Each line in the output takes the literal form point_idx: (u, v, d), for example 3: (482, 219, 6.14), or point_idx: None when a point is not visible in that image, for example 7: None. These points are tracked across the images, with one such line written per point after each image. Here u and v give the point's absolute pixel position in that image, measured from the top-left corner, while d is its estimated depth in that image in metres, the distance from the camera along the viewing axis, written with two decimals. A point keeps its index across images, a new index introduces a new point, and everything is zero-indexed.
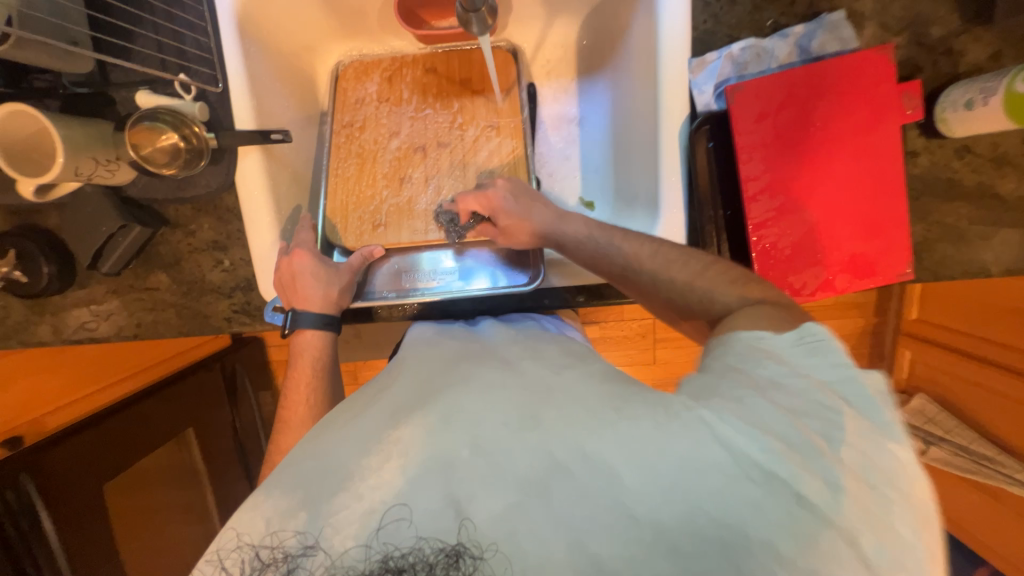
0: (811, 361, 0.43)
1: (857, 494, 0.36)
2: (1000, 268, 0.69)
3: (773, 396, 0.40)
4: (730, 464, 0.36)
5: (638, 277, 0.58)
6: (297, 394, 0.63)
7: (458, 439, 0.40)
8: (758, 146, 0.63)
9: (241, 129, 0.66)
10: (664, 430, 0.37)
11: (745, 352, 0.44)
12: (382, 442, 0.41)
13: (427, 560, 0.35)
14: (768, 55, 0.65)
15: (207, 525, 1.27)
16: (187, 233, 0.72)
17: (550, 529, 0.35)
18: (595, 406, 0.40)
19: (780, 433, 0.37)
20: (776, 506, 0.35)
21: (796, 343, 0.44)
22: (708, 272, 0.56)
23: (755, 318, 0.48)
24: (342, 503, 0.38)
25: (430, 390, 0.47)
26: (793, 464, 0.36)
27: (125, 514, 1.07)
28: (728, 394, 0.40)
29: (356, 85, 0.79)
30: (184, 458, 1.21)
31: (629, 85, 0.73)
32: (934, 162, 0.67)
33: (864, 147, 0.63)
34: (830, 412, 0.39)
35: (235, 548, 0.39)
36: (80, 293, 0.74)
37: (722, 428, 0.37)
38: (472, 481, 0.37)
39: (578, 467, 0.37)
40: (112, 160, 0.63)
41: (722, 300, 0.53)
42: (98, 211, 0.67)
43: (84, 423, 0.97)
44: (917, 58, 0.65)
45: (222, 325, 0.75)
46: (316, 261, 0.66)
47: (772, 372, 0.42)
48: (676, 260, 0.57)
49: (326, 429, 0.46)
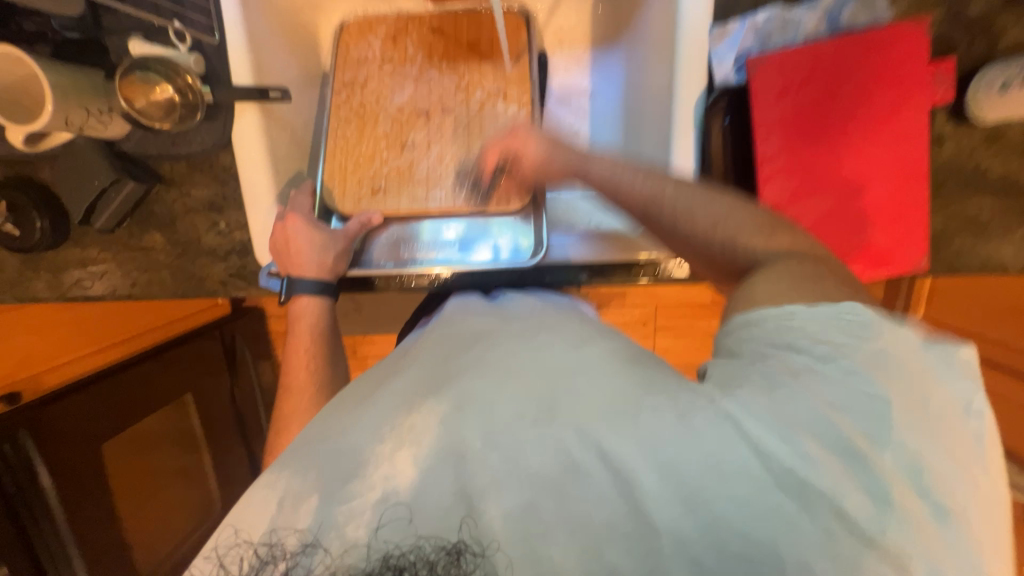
0: (843, 335, 0.39)
1: (904, 502, 0.33)
2: (1020, 264, 0.66)
3: (810, 385, 0.36)
4: (755, 469, 0.34)
5: (660, 219, 0.54)
6: (297, 360, 0.62)
7: (472, 429, 0.39)
8: (778, 125, 0.60)
9: (238, 85, 0.64)
10: (687, 425, 0.36)
11: (785, 312, 0.41)
12: (396, 429, 0.40)
13: (427, 559, 0.34)
14: (795, 26, 0.62)
15: (203, 489, 1.30)
16: (182, 192, 0.71)
17: (563, 531, 0.34)
18: (617, 401, 0.39)
19: (816, 435, 0.34)
20: (811, 523, 0.33)
21: (837, 326, 0.40)
22: (736, 214, 0.52)
23: (786, 278, 0.45)
24: (354, 492, 0.37)
25: (445, 375, 0.45)
26: (831, 473, 0.33)
27: (126, 478, 1.08)
28: (759, 381, 0.37)
29: (359, 42, 0.76)
30: (182, 424, 1.22)
31: (645, 55, 0.70)
32: (960, 149, 0.64)
33: (899, 136, 0.60)
34: (878, 403, 0.35)
35: (234, 545, 0.37)
36: (74, 250, 0.73)
37: (749, 423, 0.35)
38: (484, 477, 0.36)
39: (594, 465, 0.36)
40: (105, 111, 0.61)
41: (747, 247, 0.50)
42: (88, 164, 0.65)
43: (89, 380, 0.98)
44: (952, 36, 0.61)
45: (217, 289, 0.74)
46: (312, 226, 0.65)
47: (808, 354, 0.38)
48: (705, 201, 0.53)
49: (338, 410, 0.45)
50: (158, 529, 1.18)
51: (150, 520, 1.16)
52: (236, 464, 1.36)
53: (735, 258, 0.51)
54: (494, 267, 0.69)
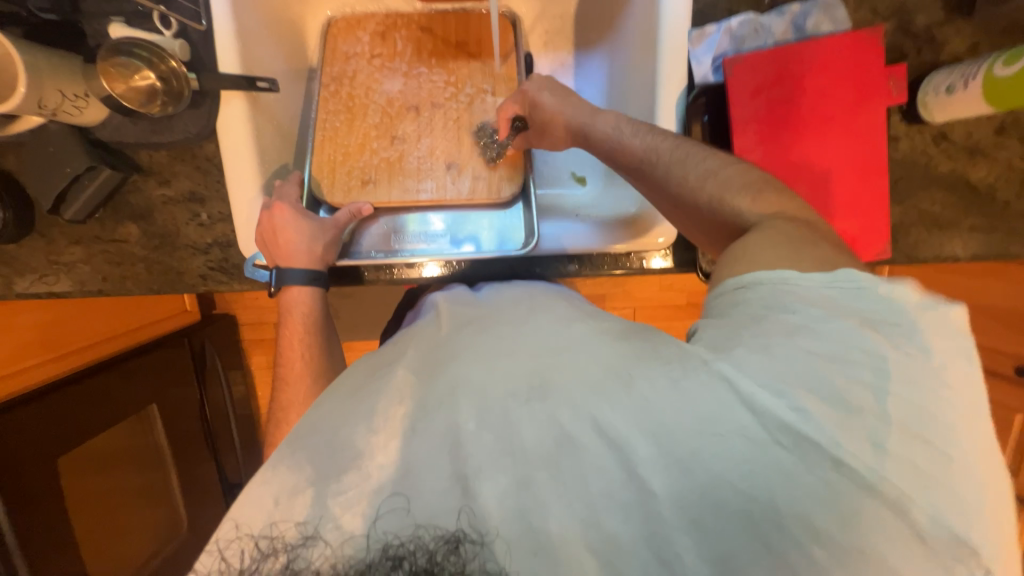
0: (833, 294, 0.41)
1: (903, 453, 0.34)
2: (968, 253, 0.72)
3: (801, 343, 0.38)
4: (750, 428, 0.35)
5: (656, 172, 0.58)
6: (291, 350, 0.62)
7: (467, 408, 0.39)
8: (752, 121, 0.64)
9: (225, 73, 0.63)
10: (679, 388, 0.37)
11: (779, 276, 0.43)
12: (386, 417, 0.39)
13: (427, 547, 0.34)
14: (766, 31, 0.67)
15: (167, 510, 1.22)
16: (161, 182, 0.69)
17: (560, 505, 0.35)
18: (610, 369, 0.40)
19: (811, 389, 0.36)
20: (809, 474, 0.34)
21: (828, 287, 0.41)
22: (725, 168, 0.56)
23: (773, 245, 0.47)
24: (351, 482, 0.36)
25: (436, 360, 0.45)
26: (828, 424, 0.35)
27: (83, 497, 1.00)
28: (751, 343, 0.39)
29: (348, 37, 0.76)
30: (145, 439, 1.15)
31: (627, 57, 0.73)
32: (914, 147, 0.70)
33: (860, 132, 0.65)
34: (873, 355, 0.37)
35: (235, 539, 0.36)
36: (38, 243, 0.69)
37: (742, 382, 0.37)
38: (480, 458, 0.36)
39: (589, 439, 0.37)
40: (81, 96, 0.59)
41: (735, 205, 0.53)
42: (62, 150, 0.62)
43: (68, 380, 0.96)
44: (903, 45, 0.67)
45: (196, 283, 0.71)
46: (300, 216, 0.63)
47: (801, 315, 0.40)
48: (697, 156, 0.57)
49: (330, 399, 0.43)
50: (116, 554, 1.09)
51: (108, 547, 1.07)
52: (205, 479, 1.29)
53: (724, 215, 0.54)
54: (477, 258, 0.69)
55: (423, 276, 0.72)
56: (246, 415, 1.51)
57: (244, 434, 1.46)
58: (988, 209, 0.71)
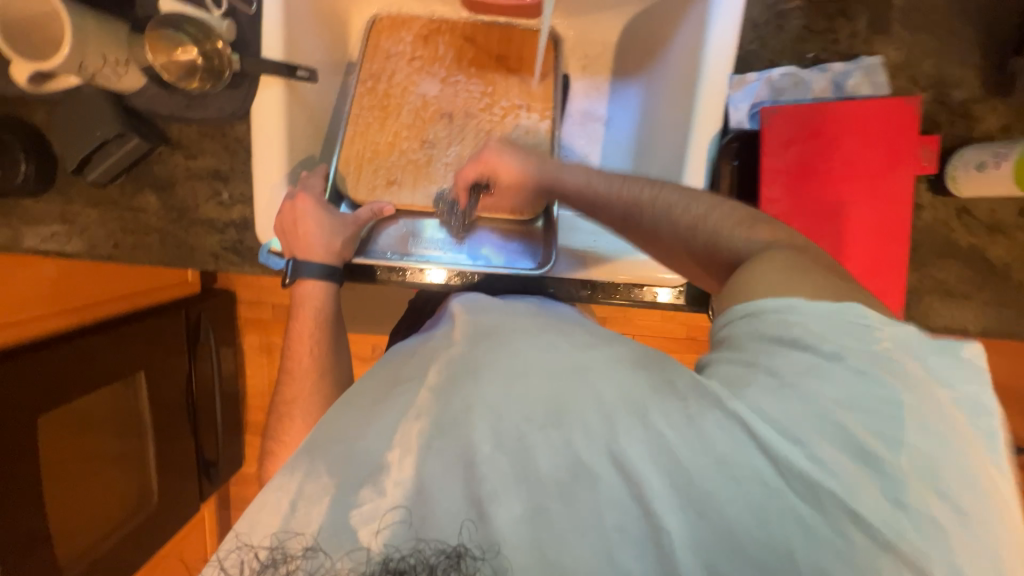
0: (844, 335, 0.39)
1: (920, 506, 0.34)
2: (979, 328, 0.72)
3: (818, 388, 0.37)
4: (768, 475, 0.35)
5: (642, 224, 0.56)
6: (300, 344, 0.64)
7: (483, 429, 0.40)
8: (782, 172, 0.65)
9: (267, 58, 0.63)
10: (693, 426, 0.37)
11: (787, 305, 0.41)
12: (402, 433, 0.42)
13: (427, 562, 0.35)
14: (806, 85, 0.68)
15: (140, 480, 1.18)
16: (187, 156, 0.69)
17: (573, 534, 0.36)
18: (633, 392, 0.40)
19: (830, 438, 0.35)
20: (826, 525, 0.34)
21: (837, 323, 0.39)
22: (714, 212, 0.54)
23: (780, 273, 0.44)
24: (368, 497, 0.39)
25: (455, 374, 0.45)
26: (847, 474, 0.34)
27: (54, 457, 0.96)
28: (766, 383, 0.38)
29: (391, 37, 0.77)
30: (127, 404, 1.11)
31: (664, 92, 0.74)
32: (935, 218, 0.70)
33: (887, 198, 0.65)
34: (892, 404, 0.36)
35: (234, 548, 0.38)
36: (55, 200, 0.69)
37: (759, 426, 0.36)
38: (494, 479, 0.38)
39: (603, 469, 0.37)
40: (122, 63, 0.59)
41: (728, 241, 0.51)
42: (95, 114, 0.63)
43: (60, 339, 0.96)
44: (937, 116, 0.68)
45: (207, 261, 0.70)
46: (321, 209, 0.63)
47: (814, 352, 0.38)
48: (681, 203, 0.55)
49: (349, 412, 0.46)
50: (81, 520, 1.04)
51: (71, 516, 1.01)
52: (183, 454, 1.26)
53: (719, 250, 0.52)
54: (489, 270, 0.69)
55: (427, 281, 0.72)
56: (232, 394, 1.49)
57: (227, 413, 1.44)
58: (1003, 288, 0.72)
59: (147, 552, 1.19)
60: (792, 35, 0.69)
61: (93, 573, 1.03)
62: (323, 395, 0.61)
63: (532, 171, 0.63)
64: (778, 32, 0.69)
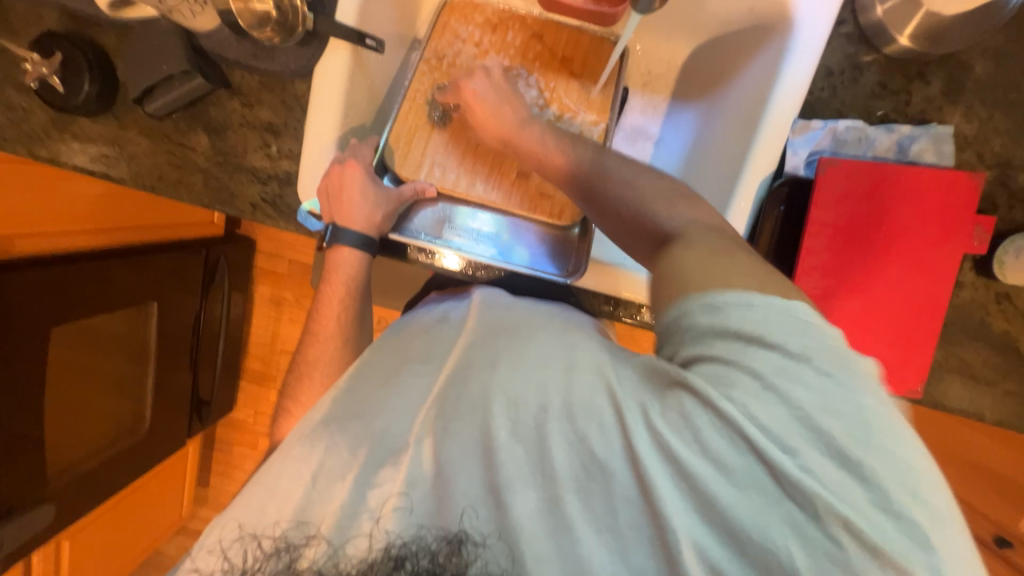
0: (797, 333, 0.37)
1: (901, 511, 0.33)
2: (995, 416, 0.71)
3: (798, 391, 0.35)
4: (763, 479, 0.36)
5: (592, 187, 0.57)
6: (330, 309, 0.66)
7: (501, 417, 0.44)
8: (829, 226, 0.64)
9: (339, 21, 0.63)
10: (688, 424, 0.38)
11: (743, 300, 0.40)
12: (421, 419, 0.47)
13: (429, 548, 0.43)
14: (869, 142, 0.67)
15: (136, 404, 1.20)
16: (244, 104, 0.70)
17: (587, 530, 0.41)
18: (641, 393, 0.41)
19: (818, 444, 0.35)
20: (819, 531, 0.34)
21: (787, 319, 0.38)
22: (660, 187, 0.54)
23: (708, 259, 0.45)
24: (387, 477, 0.46)
25: (468, 367, 0.49)
26: (833, 480, 0.34)
27: (63, 369, 0.97)
28: (751, 383, 0.36)
29: (460, 20, 0.76)
30: (137, 330, 1.13)
31: (721, 123, 0.73)
32: (974, 298, 0.69)
33: (929, 270, 0.64)
34: (859, 405, 0.35)
35: (238, 539, 0.47)
36: (110, 124, 0.70)
37: (748, 428, 0.35)
38: (511, 471, 0.42)
39: (620, 468, 0.40)
40: (199, 2, 0.59)
41: (672, 219, 0.51)
42: (164, 47, 0.63)
43: (80, 256, 0.96)
44: (996, 196, 0.67)
45: (245, 210, 0.71)
46: (368, 180, 0.64)
47: (783, 352, 0.37)
48: (629, 171, 0.56)
49: (364, 388, 0.53)
50: (76, 433, 1.05)
51: (70, 429, 1.03)
52: (177, 389, 1.28)
53: (661, 226, 0.51)
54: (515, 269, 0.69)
55: (441, 266, 0.71)
56: (234, 340, 1.51)
57: (226, 358, 1.46)
58: None
59: (128, 475, 1.21)
60: (865, 89, 0.68)
61: (77, 487, 1.05)
62: (343, 362, 0.64)
63: (495, 133, 0.66)
64: (852, 84, 0.68)
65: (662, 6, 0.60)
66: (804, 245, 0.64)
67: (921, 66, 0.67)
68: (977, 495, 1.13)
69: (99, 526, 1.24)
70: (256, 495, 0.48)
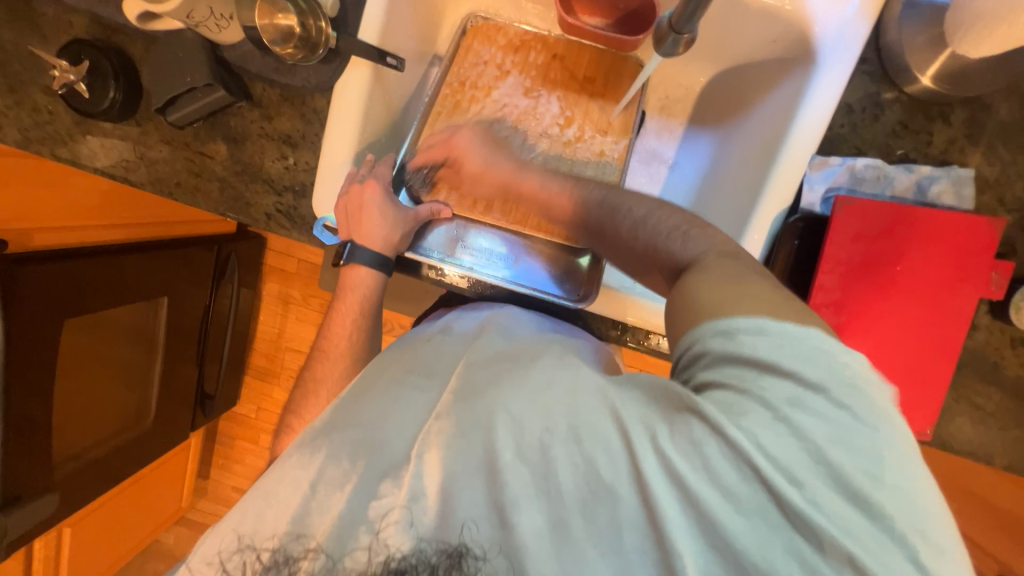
0: (816, 364, 0.37)
1: (910, 548, 0.34)
2: (1004, 462, 0.70)
3: (808, 424, 0.36)
4: (769, 507, 0.36)
5: (601, 232, 0.59)
6: (341, 327, 0.67)
7: (505, 437, 0.43)
8: (842, 264, 0.63)
9: (362, 40, 0.64)
10: (697, 450, 0.38)
11: (756, 325, 0.40)
12: (424, 432, 0.47)
13: (429, 561, 0.42)
14: (887, 181, 0.66)
15: (141, 396, 1.21)
16: (263, 116, 0.71)
17: (593, 553, 0.40)
18: (650, 419, 0.41)
19: (827, 477, 0.35)
20: (826, 564, 0.35)
21: (806, 349, 0.38)
22: (656, 214, 0.54)
23: (714, 285, 0.44)
24: (387, 490, 0.45)
25: (475, 385, 0.49)
26: (840, 512, 0.35)
27: (72, 358, 0.97)
28: (761, 413, 0.37)
29: (480, 40, 0.77)
30: (146, 325, 1.14)
31: (738, 152, 0.72)
32: (988, 342, 0.68)
33: (942, 312, 0.63)
34: (873, 441, 0.35)
35: (238, 551, 0.46)
36: (132, 129, 0.71)
37: (757, 457, 0.36)
38: (517, 490, 0.42)
39: (626, 491, 0.40)
40: (226, 17, 0.60)
41: (667, 248, 0.51)
42: (188, 59, 0.65)
43: (99, 248, 0.97)
44: (1016, 241, 0.66)
45: (260, 219, 0.72)
46: (387, 199, 0.65)
47: (798, 381, 0.37)
48: (627, 203, 0.56)
49: (365, 397, 0.54)
50: (79, 424, 1.06)
51: (76, 419, 1.04)
52: (183, 383, 1.29)
53: (659, 257, 0.52)
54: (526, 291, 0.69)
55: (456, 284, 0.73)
56: (241, 336, 1.52)
57: (232, 354, 1.47)
58: None
59: (133, 465, 1.22)
60: (886, 128, 0.67)
61: (82, 476, 1.07)
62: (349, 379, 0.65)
63: (494, 168, 0.68)
64: (872, 121, 0.67)
65: (684, 50, 0.59)
66: (817, 280, 0.63)
67: (944, 106, 0.66)
68: (980, 533, 1.11)
69: (100, 515, 1.26)
70: (251, 504, 0.48)
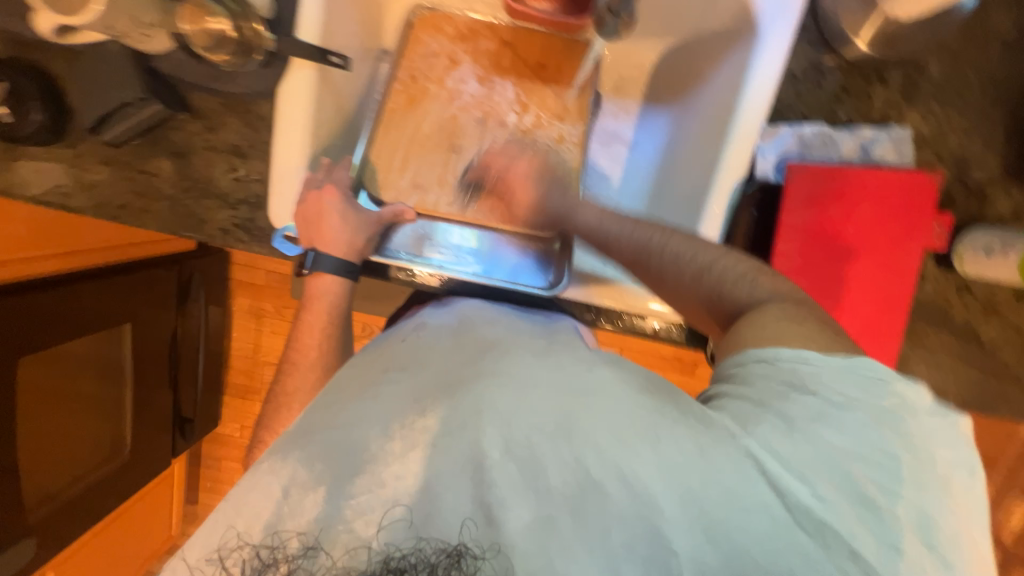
0: (850, 387, 0.44)
1: (913, 554, 0.39)
2: (960, 401, 0.75)
3: (826, 437, 0.42)
4: (778, 510, 0.40)
5: (650, 267, 0.56)
6: (309, 339, 0.65)
7: (493, 437, 0.43)
8: (798, 229, 0.65)
9: (302, 40, 0.62)
10: (706, 459, 0.41)
11: (799, 354, 0.45)
12: (406, 428, 0.46)
13: (428, 561, 0.38)
14: (835, 145, 0.69)
15: (112, 429, 1.15)
16: (207, 128, 0.68)
17: (582, 551, 0.39)
18: (640, 415, 0.43)
19: (835, 483, 0.40)
20: (829, 559, 0.39)
21: (851, 378, 0.44)
22: (723, 260, 0.54)
23: (781, 319, 0.48)
24: (364, 488, 0.43)
25: (457, 377, 0.49)
26: (846, 515, 0.40)
27: (35, 396, 0.92)
28: (777, 423, 0.42)
29: (428, 31, 0.75)
30: (110, 354, 1.08)
31: (693, 126, 0.73)
32: (936, 291, 0.73)
33: (893, 267, 0.67)
34: (887, 457, 0.41)
35: (236, 548, 0.43)
36: (64, 151, 0.67)
37: (770, 463, 0.41)
38: (505, 486, 0.41)
39: (613, 488, 0.40)
40: (149, 25, 0.57)
41: (735, 293, 0.53)
42: (116, 74, 0.62)
43: (43, 282, 0.92)
44: (954, 193, 0.70)
45: (214, 236, 0.68)
46: (347, 204, 0.64)
47: (824, 400, 0.43)
48: (690, 249, 0.55)
49: (341, 397, 0.53)
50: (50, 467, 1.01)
51: (47, 460, 0.99)
52: (158, 410, 1.25)
53: (722, 303, 0.53)
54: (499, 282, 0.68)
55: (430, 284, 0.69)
56: (213, 356, 1.47)
57: (206, 375, 1.42)
58: (988, 366, 0.74)
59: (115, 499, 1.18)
60: (828, 94, 0.70)
61: (60, 517, 1.02)
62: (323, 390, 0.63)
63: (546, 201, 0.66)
64: (815, 88, 0.70)
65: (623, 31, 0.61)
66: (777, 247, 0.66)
67: (879, 69, 0.69)
68: None
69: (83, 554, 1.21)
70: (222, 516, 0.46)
